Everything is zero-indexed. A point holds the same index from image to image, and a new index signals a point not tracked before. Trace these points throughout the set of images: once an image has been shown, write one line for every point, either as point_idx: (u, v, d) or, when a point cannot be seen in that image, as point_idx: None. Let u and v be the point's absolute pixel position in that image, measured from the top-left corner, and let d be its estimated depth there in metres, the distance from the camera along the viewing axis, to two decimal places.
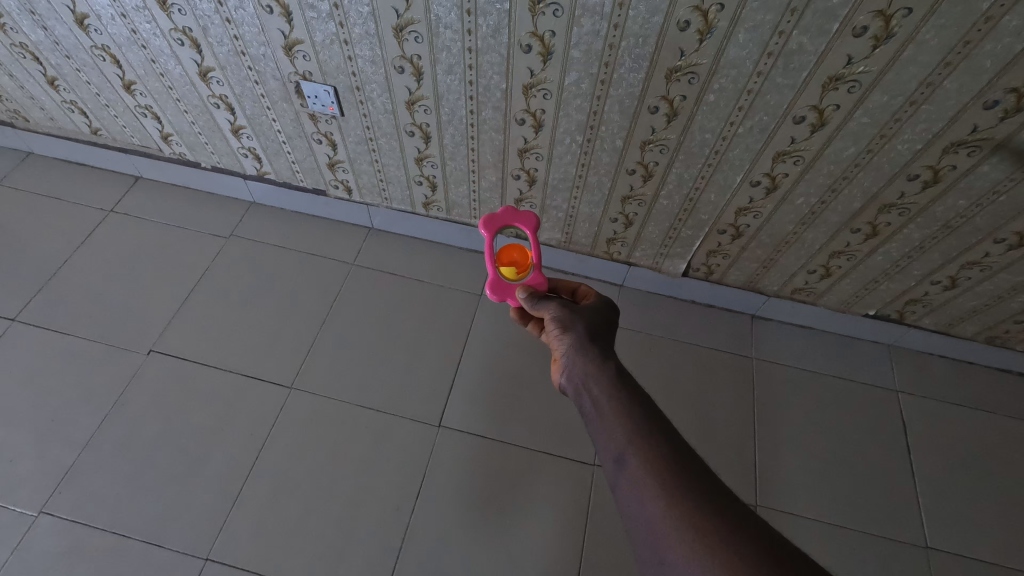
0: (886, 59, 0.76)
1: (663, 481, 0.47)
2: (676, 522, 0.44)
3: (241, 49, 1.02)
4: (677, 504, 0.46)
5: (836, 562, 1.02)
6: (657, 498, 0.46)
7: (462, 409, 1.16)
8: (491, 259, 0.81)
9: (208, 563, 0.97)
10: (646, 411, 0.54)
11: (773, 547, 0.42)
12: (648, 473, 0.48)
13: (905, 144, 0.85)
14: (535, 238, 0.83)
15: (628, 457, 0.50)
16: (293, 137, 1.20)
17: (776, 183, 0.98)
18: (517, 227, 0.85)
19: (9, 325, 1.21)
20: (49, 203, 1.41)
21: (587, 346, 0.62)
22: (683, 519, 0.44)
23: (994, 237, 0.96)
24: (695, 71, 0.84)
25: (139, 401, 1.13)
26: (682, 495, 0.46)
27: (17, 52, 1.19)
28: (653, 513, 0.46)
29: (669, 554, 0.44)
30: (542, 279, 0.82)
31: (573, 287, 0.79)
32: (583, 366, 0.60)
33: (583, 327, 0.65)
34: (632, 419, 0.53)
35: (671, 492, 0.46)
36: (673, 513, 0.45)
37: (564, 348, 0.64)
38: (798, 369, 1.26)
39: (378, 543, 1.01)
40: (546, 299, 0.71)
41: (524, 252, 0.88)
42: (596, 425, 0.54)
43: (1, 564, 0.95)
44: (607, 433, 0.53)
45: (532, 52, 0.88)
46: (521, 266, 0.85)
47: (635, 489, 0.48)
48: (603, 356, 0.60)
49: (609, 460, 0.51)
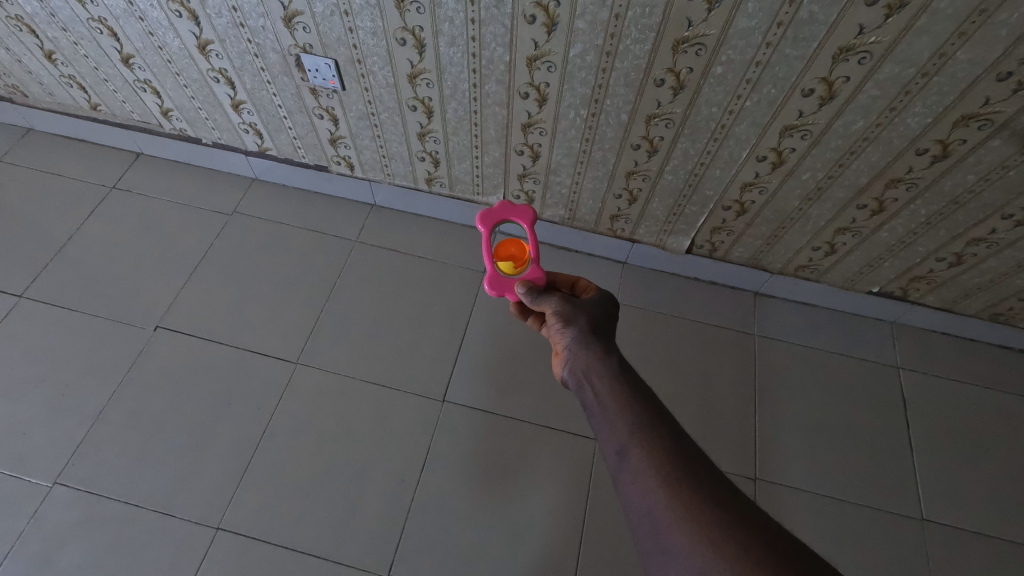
0: (898, 29, 0.74)
1: (665, 474, 0.48)
2: (677, 514, 0.45)
3: (239, 20, 1.00)
4: (679, 496, 0.46)
5: (832, 533, 1.05)
6: (660, 490, 0.47)
7: (465, 385, 1.18)
8: (487, 253, 0.80)
9: (219, 532, 1.00)
10: (649, 405, 0.54)
11: (773, 540, 0.43)
12: (651, 466, 0.49)
13: (915, 117, 0.84)
14: (532, 231, 0.81)
15: (631, 450, 0.51)
16: (294, 112, 1.19)
17: (782, 158, 0.97)
18: (513, 221, 0.84)
19: (16, 302, 1.22)
20: (51, 180, 1.41)
21: (590, 340, 0.62)
22: (684, 511, 0.45)
23: (1002, 213, 0.96)
24: (703, 42, 0.82)
25: (148, 377, 1.15)
26: (684, 488, 0.47)
27: (13, 25, 1.17)
28: (654, 504, 0.47)
29: (670, 544, 0.45)
30: (541, 274, 0.78)
31: (573, 282, 0.79)
32: (586, 360, 0.61)
33: (585, 321, 0.65)
34: (635, 413, 0.53)
35: (673, 485, 0.47)
36: (674, 505, 0.46)
37: (566, 342, 0.64)
38: (800, 346, 1.26)
39: (384, 513, 1.03)
40: (546, 292, 0.71)
41: (522, 248, 0.86)
42: (600, 418, 0.55)
43: (20, 533, 0.98)
44: (610, 426, 0.54)
45: (536, 23, 0.86)
46: (519, 260, 0.83)
47: (638, 482, 0.49)
48: (605, 351, 0.61)
49: (611, 452, 0.52)
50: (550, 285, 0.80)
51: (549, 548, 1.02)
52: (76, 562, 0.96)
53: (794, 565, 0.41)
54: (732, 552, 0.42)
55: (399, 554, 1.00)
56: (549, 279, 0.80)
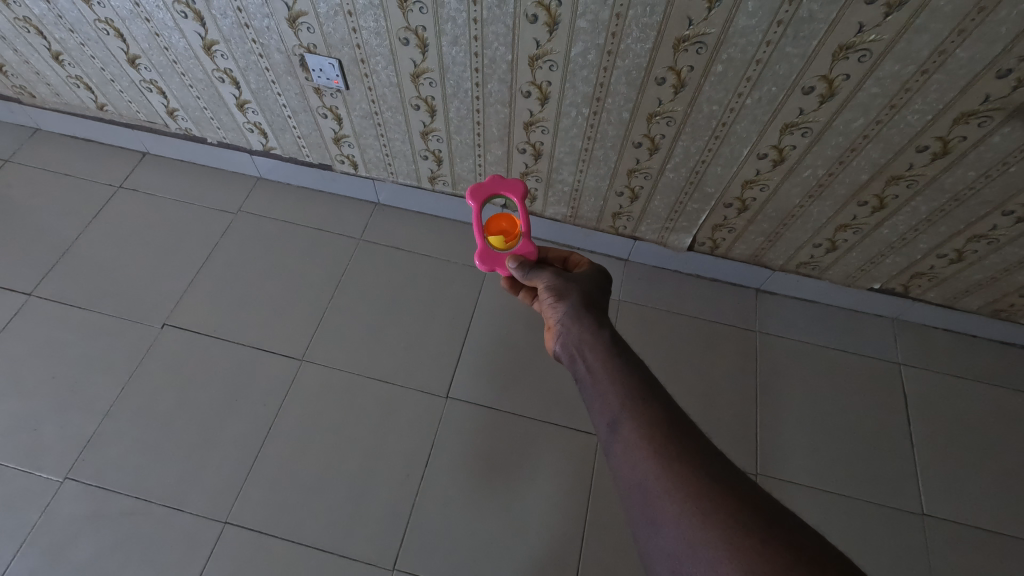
0: (898, 27, 0.74)
1: (656, 443, 0.49)
2: (667, 484, 0.47)
3: (244, 21, 1.01)
4: (669, 465, 0.48)
5: (832, 528, 1.06)
6: (650, 460, 0.48)
7: (469, 381, 1.19)
8: (478, 228, 0.80)
9: (227, 526, 1.01)
10: (641, 379, 0.55)
11: (760, 507, 0.44)
12: (642, 436, 0.50)
13: (916, 114, 0.85)
14: (522, 205, 0.82)
15: (623, 422, 0.52)
16: (299, 112, 1.20)
17: (782, 155, 0.98)
18: (505, 195, 0.85)
19: (26, 300, 1.23)
20: (59, 180, 1.42)
21: (583, 315, 0.63)
22: (674, 480, 0.47)
23: (1002, 210, 0.96)
24: (703, 40, 0.83)
25: (155, 373, 1.16)
26: (674, 457, 0.48)
27: (21, 26, 1.18)
28: (645, 474, 0.48)
29: (659, 512, 0.46)
30: (532, 248, 0.80)
31: (565, 257, 0.80)
32: (579, 335, 0.62)
33: (578, 296, 0.66)
34: (627, 385, 0.54)
35: (664, 455, 0.48)
36: (664, 474, 0.47)
37: (559, 317, 0.65)
38: (801, 342, 1.27)
39: (389, 508, 1.05)
40: (540, 269, 0.72)
41: (513, 221, 0.87)
42: (593, 391, 0.56)
43: (31, 527, 1.00)
44: (603, 399, 0.55)
45: (538, 23, 0.87)
46: (510, 235, 0.85)
47: (628, 452, 0.50)
48: (598, 325, 0.62)
49: (603, 424, 0.53)
50: (541, 259, 0.81)
51: (552, 543, 1.03)
52: (88, 556, 0.98)
53: (781, 533, 0.42)
54: (722, 520, 0.43)
55: (404, 548, 1.01)
56: (540, 254, 0.82)
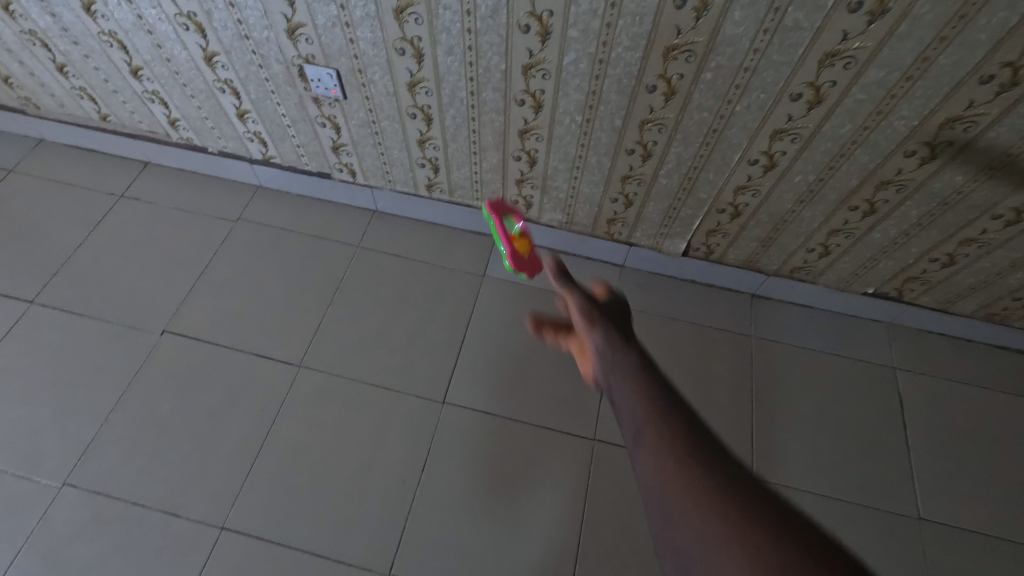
0: (881, 35, 0.76)
1: (711, 460, 0.35)
2: (742, 544, 0.30)
3: (244, 33, 1.04)
4: (740, 504, 0.32)
5: (829, 532, 1.06)
6: (716, 500, 0.32)
7: (466, 386, 1.19)
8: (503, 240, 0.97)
9: (223, 532, 1.02)
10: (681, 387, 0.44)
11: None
12: (698, 461, 0.35)
13: (902, 120, 0.86)
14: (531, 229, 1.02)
15: (665, 436, 0.37)
16: (298, 121, 1.22)
17: (773, 161, 0.99)
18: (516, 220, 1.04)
19: (27, 308, 1.25)
20: (63, 189, 1.44)
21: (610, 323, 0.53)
22: (754, 533, 0.30)
23: (992, 214, 0.97)
24: (692, 49, 0.85)
25: (155, 379, 1.17)
26: (750, 502, 0.32)
27: (27, 39, 1.21)
28: (709, 523, 0.31)
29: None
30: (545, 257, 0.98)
31: None
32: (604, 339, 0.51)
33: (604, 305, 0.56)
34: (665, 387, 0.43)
35: (731, 486, 0.33)
36: (735, 518, 0.31)
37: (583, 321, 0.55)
38: (796, 347, 1.27)
39: (386, 514, 1.05)
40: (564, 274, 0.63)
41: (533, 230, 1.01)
42: (623, 396, 0.42)
43: (28, 533, 1.00)
44: (639, 406, 0.40)
45: (531, 33, 0.89)
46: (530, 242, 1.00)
47: (680, 477, 0.34)
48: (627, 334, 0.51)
49: (642, 455, 0.37)
50: None
51: (548, 549, 1.03)
52: (84, 562, 0.98)
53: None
54: (771, 560, 0.29)
55: (400, 554, 1.01)
56: None
